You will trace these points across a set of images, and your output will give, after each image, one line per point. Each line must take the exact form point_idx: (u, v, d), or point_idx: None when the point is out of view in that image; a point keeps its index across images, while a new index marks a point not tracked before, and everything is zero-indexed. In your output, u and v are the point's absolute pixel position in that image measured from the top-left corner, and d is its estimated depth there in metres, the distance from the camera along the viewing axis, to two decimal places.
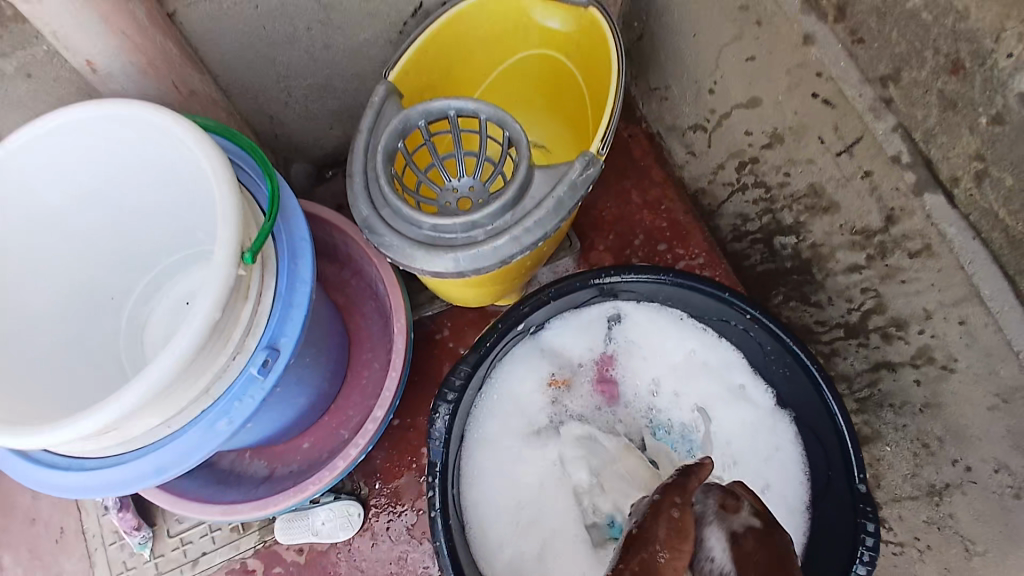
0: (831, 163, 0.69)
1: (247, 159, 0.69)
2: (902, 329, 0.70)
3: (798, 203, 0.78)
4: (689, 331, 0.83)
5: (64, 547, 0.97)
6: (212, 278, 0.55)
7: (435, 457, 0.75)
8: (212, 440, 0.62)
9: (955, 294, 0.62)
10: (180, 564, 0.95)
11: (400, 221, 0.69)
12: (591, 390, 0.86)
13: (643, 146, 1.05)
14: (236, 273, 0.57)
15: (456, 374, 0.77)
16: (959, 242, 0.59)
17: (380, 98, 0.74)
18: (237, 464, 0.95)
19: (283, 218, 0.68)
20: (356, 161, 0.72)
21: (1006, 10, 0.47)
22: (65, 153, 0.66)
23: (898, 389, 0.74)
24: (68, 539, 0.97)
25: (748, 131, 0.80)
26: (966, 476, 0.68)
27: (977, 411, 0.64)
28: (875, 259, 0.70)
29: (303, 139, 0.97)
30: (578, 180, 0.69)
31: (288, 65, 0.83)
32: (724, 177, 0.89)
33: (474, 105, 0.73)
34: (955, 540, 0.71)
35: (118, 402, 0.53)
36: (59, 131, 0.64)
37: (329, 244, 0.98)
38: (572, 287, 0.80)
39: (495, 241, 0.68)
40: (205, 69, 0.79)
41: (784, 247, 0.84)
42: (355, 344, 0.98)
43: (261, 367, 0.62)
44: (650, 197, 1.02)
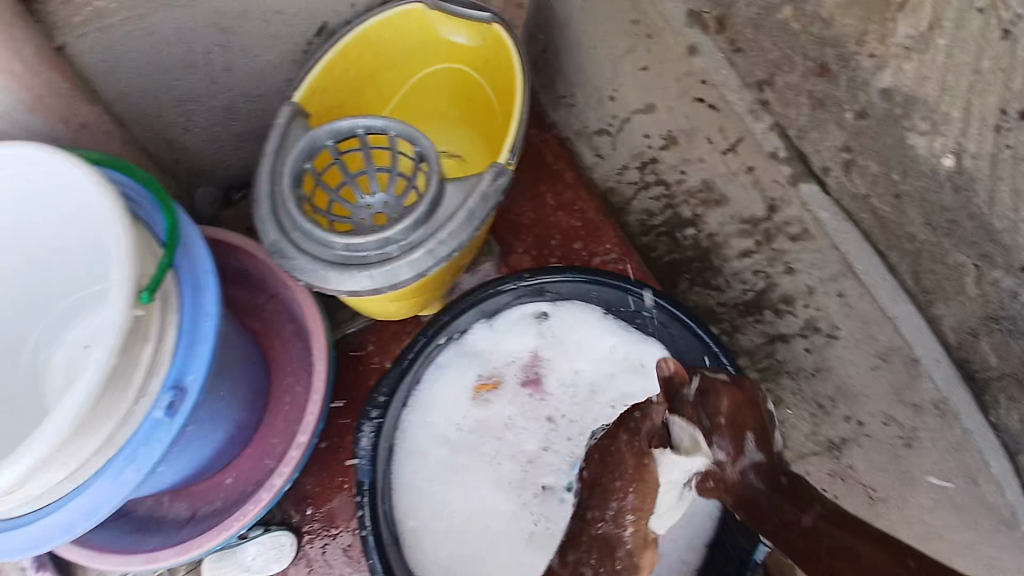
0: (719, 160, 0.77)
1: (138, 187, 0.66)
2: (790, 304, 0.79)
3: (694, 197, 0.85)
4: (613, 329, 0.88)
5: None
6: (108, 322, 0.53)
7: (363, 476, 0.79)
8: (120, 490, 0.60)
9: (831, 271, 0.71)
10: None
11: (311, 243, 0.69)
12: (518, 388, 0.89)
13: (554, 151, 1.08)
14: (133, 315, 0.55)
15: (379, 392, 0.80)
16: (832, 225, 0.67)
17: (285, 120, 0.75)
18: (158, 509, 0.91)
19: (183, 249, 0.66)
20: (260, 182, 0.71)
21: (866, 15, 0.55)
22: None
23: (791, 357, 0.83)
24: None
25: (647, 133, 0.87)
26: (860, 430, 0.78)
27: (862, 372, 0.74)
28: (763, 244, 0.78)
29: (206, 161, 0.94)
30: (488, 190, 0.72)
31: (187, 89, 0.80)
32: (629, 177, 0.96)
33: (384, 123, 0.73)
34: (858, 490, 0.81)
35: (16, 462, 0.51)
36: None
37: (237, 268, 0.95)
38: (492, 291, 0.84)
39: (411, 255, 0.69)
40: (96, 99, 0.75)
41: (685, 238, 0.91)
42: (275, 368, 0.96)
43: (166, 410, 0.60)
44: (564, 199, 1.06)
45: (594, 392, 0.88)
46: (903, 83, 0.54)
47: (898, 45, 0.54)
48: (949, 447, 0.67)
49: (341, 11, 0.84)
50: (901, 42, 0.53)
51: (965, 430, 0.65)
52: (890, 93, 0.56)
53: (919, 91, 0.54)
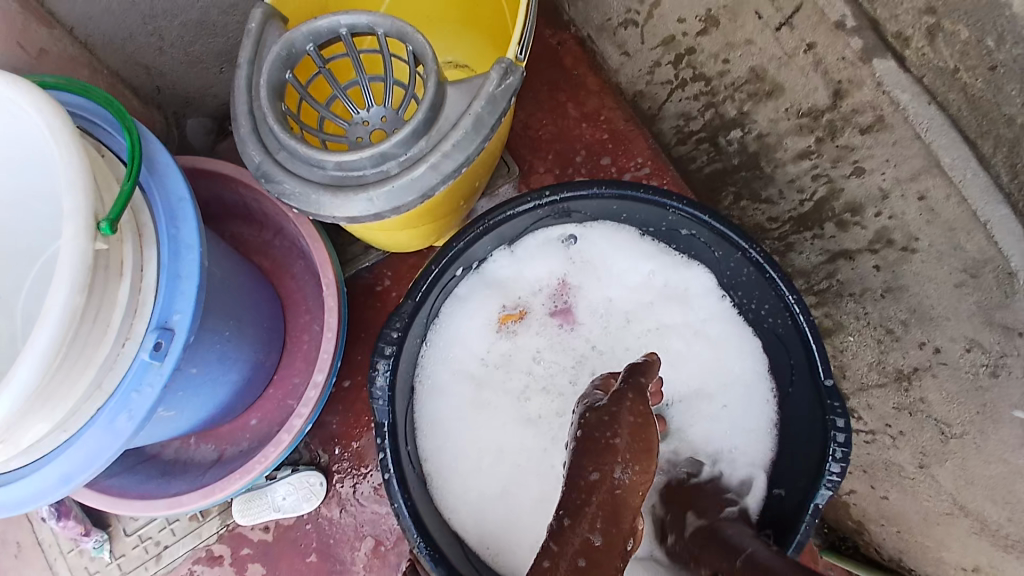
0: (772, 40, 0.64)
1: (99, 112, 0.59)
2: (858, 213, 0.67)
3: (740, 91, 0.72)
4: (650, 252, 0.78)
5: (22, 560, 0.91)
6: (66, 252, 0.46)
7: (383, 418, 0.70)
8: (116, 438, 0.55)
9: (912, 168, 0.59)
10: (144, 562, 0.89)
11: (299, 163, 0.60)
12: (546, 318, 0.80)
13: (574, 54, 0.96)
14: (95, 246, 0.48)
15: (391, 327, 0.70)
16: (913, 108, 0.56)
17: (258, 24, 0.64)
18: (182, 453, 0.89)
19: (154, 176, 0.59)
20: (237, 97, 0.62)
21: None
22: None
23: (857, 277, 0.72)
24: (27, 553, 0.91)
25: (681, 18, 0.73)
26: (935, 358, 0.67)
27: (942, 289, 0.63)
28: (825, 141, 0.66)
29: (190, 90, 0.88)
30: (496, 93, 0.61)
31: (155, 6, 0.74)
32: (661, 76, 0.83)
33: (368, 20, 0.63)
34: (929, 424, 0.70)
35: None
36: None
37: (238, 204, 0.89)
38: (508, 215, 0.73)
39: (412, 172, 0.60)
40: (55, 24, 0.70)
41: (730, 143, 0.79)
42: (290, 307, 0.92)
43: (153, 351, 0.55)
44: (588, 108, 0.94)
45: (629, 320, 0.78)
46: None
47: None
48: None
49: None
50: None
51: None
52: None
53: None
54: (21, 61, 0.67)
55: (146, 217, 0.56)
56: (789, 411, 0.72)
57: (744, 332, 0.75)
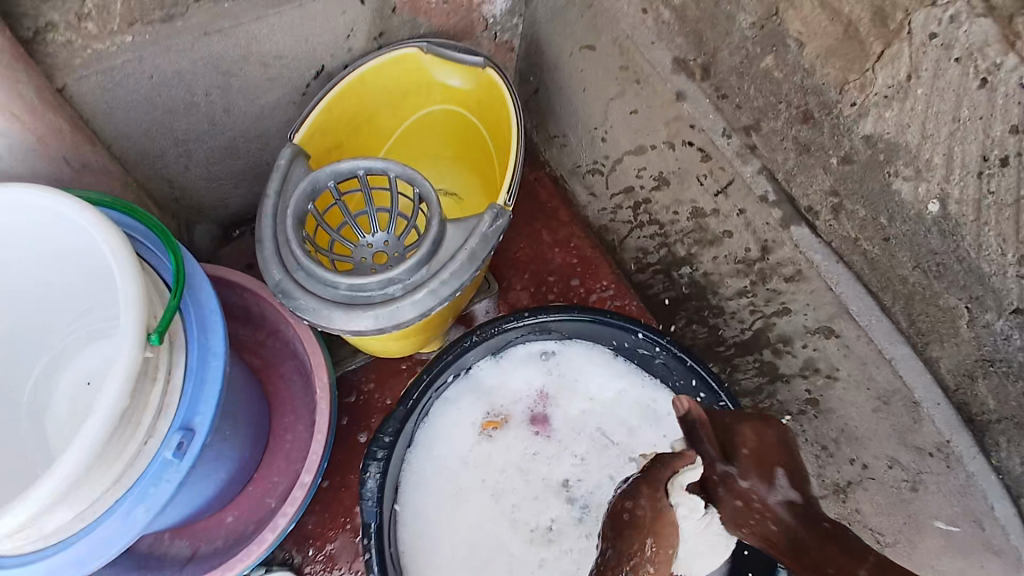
0: (711, 202, 0.77)
1: (144, 231, 0.67)
2: (789, 344, 0.78)
3: (689, 237, 0.85)
4: (621, 371, 0.88)
5: None
6: (120, 361, 0.53)
7: (370, 518, 0.75)
8: (130, 529, 0.59)
9: (828, 311, 0.70)
10: None
11: (316, 283, 0.70)
12: (523, 426, 0.87)
13: (548, 189, 1.10)
14: (143, 355, 0.55)
15: (384, 432, 0.77)
16: (825, 264, 0.68)
17: (286, 162, 0.76)
18: (157, 546, 0.91)
19: (190, 292, 0.66)
20: (265, 225, 0.72)
21: (847, 65, 0.59)
22: None
23: (792, 397, 0.82)
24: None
25: (639, 173, 0.87)
26: (864, 473, 0.77)
27: (862, 412, 0.73)
28: (758, 284, 0.78)
29: (206, 199, 0.97)
30: (488, 232, 0.73)
31: (187, 130, 0.83)
32: (622, 217, 0.97)
33: (382, 166, 0.75)
34: (866, 533, 0.79)
35: (27, 504, 0.50)
36: None
37: (240, 306, 0.96)
38: (494, 331, 0.83)
39: (413, 296, 0.70)
40: (97, 140, 0.78)
41: (682, 277, 0.91)
42: (277, 406, 0.97)
43: (176, 450, 0.60)
44: (559, 236, 1.07)
45: (602, 431, 0.86)
46: (886, 130, 0.59)
47: (878, 94, 0.58)
48: (954, 491, 0.67)
49: (337, 57, 0.86)
50: (880, 91, 0.58)
51: (968, 474, 0.65)
52: (873, 140, 0.60)
53: (901, 138, 0.58)
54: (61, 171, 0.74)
55: (179, 325, 0.63)
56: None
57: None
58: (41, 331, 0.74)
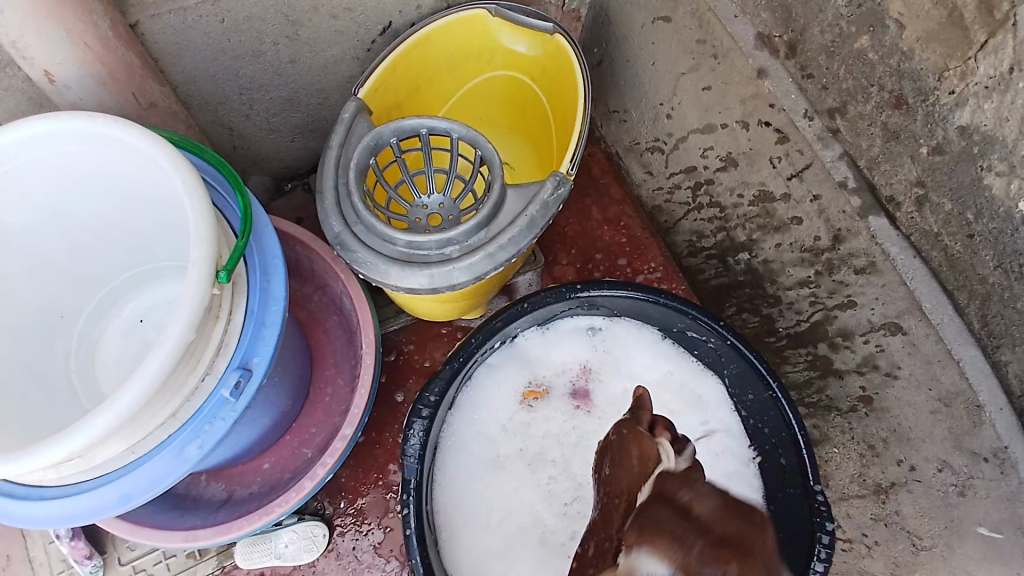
0: (783, 186, 0.75)
1: (213, 174, 0.66)
2: (848, 338, 0.76)
3: (751, 222, 0.83)
4: (669, 352, 0.87)
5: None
6: (188, 292, 0.53)
7: (411, 474, 0.74)
8: (181, 465, 0.58)
9: (896, 308, 0.68)
10: None
11: (374, 238, 0.69)
12: (564, 399, 0.86)
13: (602, 166, 1.08)
14: (211, 290, 0.54)
15: (430, 391, 0.76)
16: (901, 259, 0.66)
17: (350, 114, 0.75)
18: (192, 489, 0.91)
19: (254, 236, 0.65)
20: (326, 176, 0.71)
21: (948, 52, 0.57)
22: (55, 187, 0.65)
23: (844, 394, 0.80)
24: (15, 568, 0.91)
25: (704, 152, 0.85)
26: (911, 475, 0.74)
27: (919, 413, 0.71)
28: (823, 275, 0.75)
29: (261, 151, 0.96)
30: (550, 199, 0.71)
31: (251, 79, 0.82)
32: (679, 197, 0.94)
33: (447, 125, 0.74)
34: (902, 536, 0.75)
35: (89, 426, 0.49)
36: (52, 162, 0.63)
37: (289, 258, 0.96)
38: (546, 300, 0.82)
39: (470, 258, 0.69)
40: (164, 80, 0.77)
41: (738, 263, 0.89)
42: (318, 360, 0.97)
43: (233, 389, 0.59)
44: (609, 214, 1.05)
45: None
46: (983, 122, 0.57)
47: (978, 84, 0.56)
48: (1003, 498, 0.64)
49: (406, 13, 0.84)
50: (980, 81, 0.56)
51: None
52: (969, 131, 0.58)
53: (998, 131, 0.56)
54: (130, 108, 0.73)
55: (242, 267, 0.63)
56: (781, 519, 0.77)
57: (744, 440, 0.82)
58: (95, 266, 0.74)
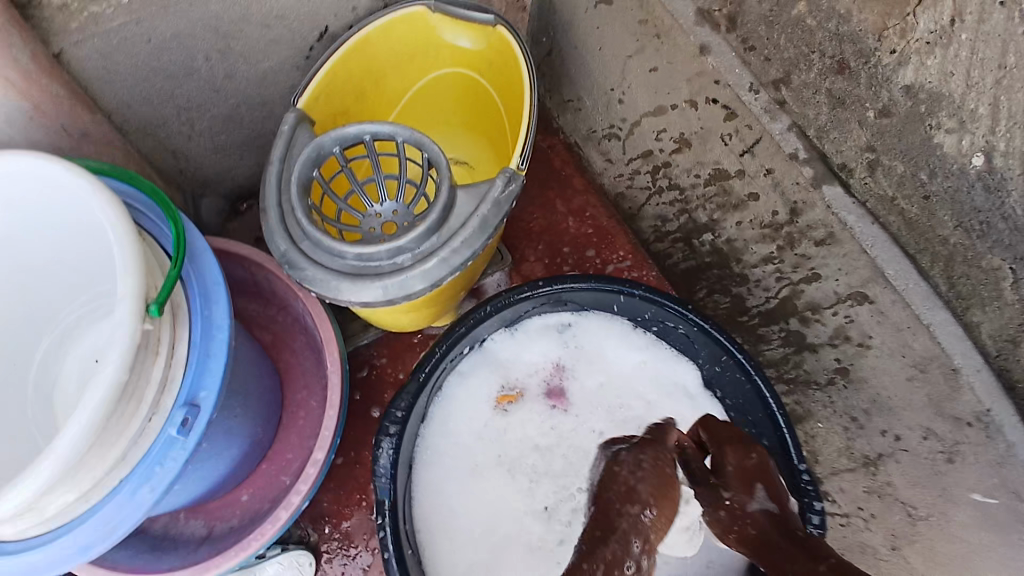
0: (736, 163, 0.73)
1: (147, 203, 0.65)
2: (818, 312, 0.75)
3: (711, 202, 0.81)
4: (642, 342, 0.85)
5: None
6: (117, 332, 0.51)
7: (384, 495, 0.72)
8: (135, 509, 0.57)
9: (861, 276, 0.66)
10: None
11: (321, 254, 0.67)
12: (538, 399, 0.85)
13: (563, 156, 1.07)
14: (142, 327, 0.52)
15: (396, 407, 0.74)
16: (858, 227, 0.64)
17: (290, 126, 0.73)
18: (172, 528, 0.90)
19: (192, 264, 0.64)
20: (268, 193, 0.69)
21: (887, 10, 0.55)
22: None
23: (820, 367, 0.79)
24: None
25: (658, 136, 0.83)
26: (896, 445, 0.73)
27: (896, 381, 0.70)
28: (785, 250, 0.74)
29: (210, 170, 0.95)
30: (500, 197, 0.70)
31: (189, 97, 0.81)
32: (639, 182, 0.93)
33: (389, 129, 0.72)
34: (897, 507, 0.75)
35: (26, 483, 0.48)
36: None
37: (249, 281, 0.94)
38: (509, 301, 0.80)
39: (423, 265, 0.67)
40: (97, 109, 0.76)
41: (703, 244, 0.87)
42: (288, 383, 0.96)
43: (181, 427, 0.57)
44: (574, 205, 1.04)
45: (621, 404, 0.83)
46: (927, 79, 0.55)
47: (919, 40, 0.54)
48: (992, 462, 0.63)
49: (343, 16, 0.83)
50: (921, 37, 0.53)
51: (1008, 443, 0.61)
52: (914, 90, 0.56)
53: (944, 88, 0.54)
54: (62, 141, 0.72)
55: (182, 298, 0.61)
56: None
57: (726, 425, 0.80)
58: (45, 309, 0.72)
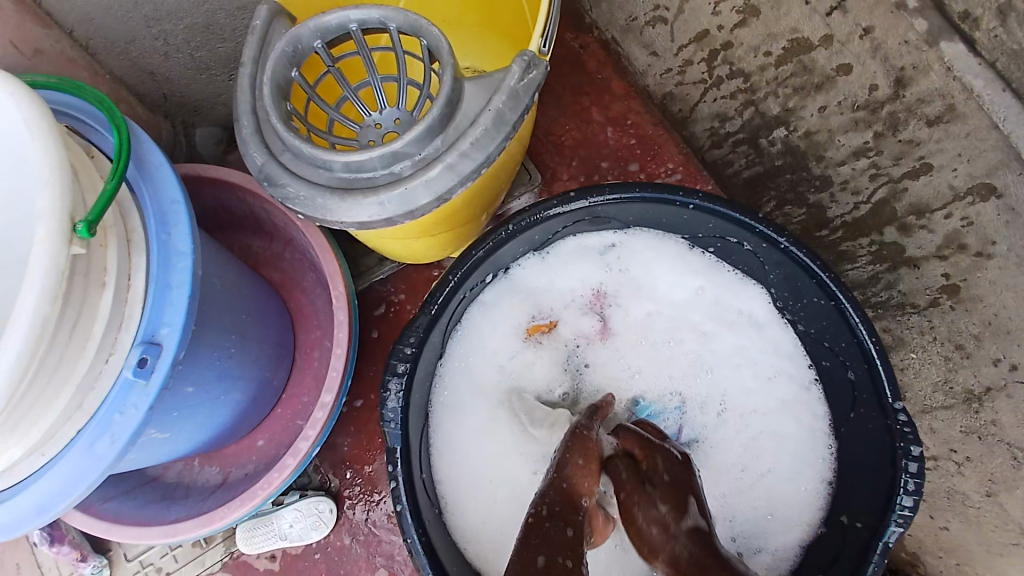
0: (821, 28, 0.58)
1: (94, 113, 0.54)
2: (924, 216, 0.60)
3: (784, 85, 0.66)
4: (702, 264, 0.71)
5: None
6: (38, 256, 0.40)
7: (395, 443, 0.62)
8: (99, 464, 0.49)
9: (987, 162, 0.52)
10: None
11: (305, 165, 0.55)
12: (571, 334, 0.74)
13: (598, 57, 0.90)
14: (70, 250, 0.42)
15: (406, 342, 0.63)
16: (987, 96, 0.50)
17: (263, 21, 0.60)
18: (186, 474, 0.83)
19: (148, 181, 0.54)
20: (240, 101, 0.58)
21: None
22: None
23: (921, 287, 0.64)
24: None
25: (715, 10, 0.68)
26: (1010, 376, 0.60)
27: (1021, 299, 0.56)
28: (885, 136, 0.60)
29: (199, 95, 0.83)
30: (518, 87, 0.56)
31: (156, 6, 0.68)
32: (692, 74, 0.78)
33: (379, 15, 0.58)
34: (1001, 449, 0.64)
35: None
36: None
37: (246, 212, 0.83)
38: (538, 217, 0.66)
39: (426, 174, 0.55)
40: (54, 24, 0.66)
41: (773, 144, 0.72)
42: (300, 322, 0.86)
43: (137, 368, 0.49)
44: (613, 112, 0.89)
45: (670, 338, 0.72)
46: None
47: None
48: None
49: None
50: None
51: None
52: None
53: None
54: (15, 62, 0.62)
55: (135, 220, 0.51)
56: (848, 448, 0.65)
57: (803, 359, 0.68)
58: None
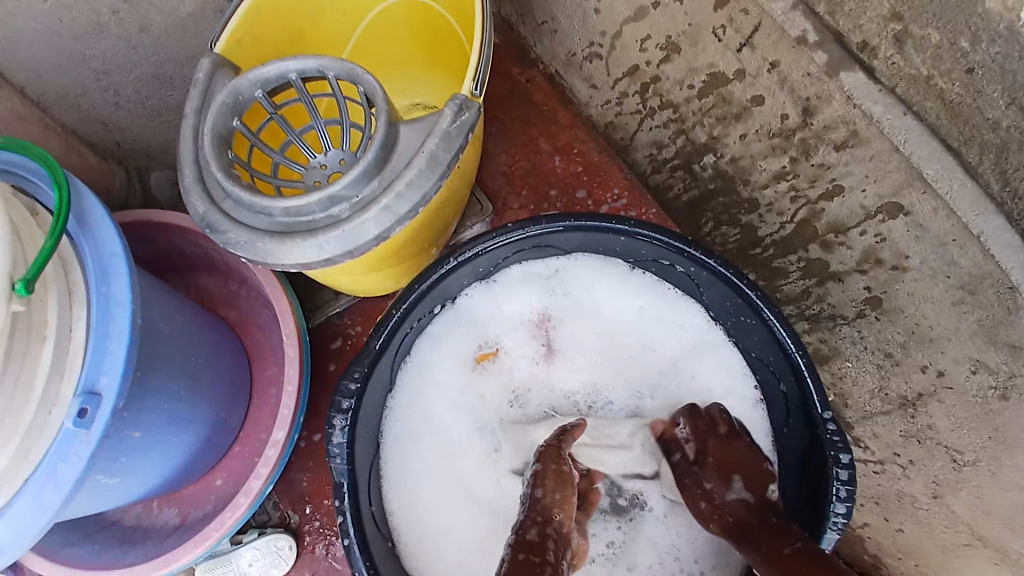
0: (734, 62, 0.62)
1: (37, 168, 0.56)
2: (842, 233, 0.64)
3: (709, 115, 0.70)
4: (643, 287, 0.73)
5: None
6: None
7: (341, 477, 0.65)
8: (45, 516, 0.49)
9: (892, 183, 0.56)
10: None
11: (244, 211, 0.57)
12: (518, 359, 0.75)
13: (543, 90, 0.94)
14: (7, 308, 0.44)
15: (350, 378, 0.66)
16: (888, 120, 0.52)
17: (205, 74, 0.63)
18: (145, 517, 0.83)
19: (89, 234, 0.55)
20: (183, 149, 0.60)
21: None
22: None
23: (847, 299, 0.68)
24: None
25: (642, 45, 0.71)
26: (939, 382, 0.62)
27: (940, 310, 0.58)
28: (800, 160, 0.63)
29: (153, 140, 0.85)
30: (451, 129, 0.59)
31: (104, 59, 0.71)
32: (629, 105, 0.81)
33: (316, 64, 0.61)
34: (939, 452, 0.66)
35: None
36: None
37: (200, 254, 0.85)
38: (477, 250, 0.69)
39: (362, 216, 0.57)
40: (4, 82, 0.67)
41: (705, 168, 0.76)
42: (256, 360, 0.87)
43: (78, 419, 0.49)
44: (560, 142, 0.92)
45: (613, 360, 0.74)
46: None
47: None
48: None
49: None
50: None
51: None
52: None
53: None
54: None
55: (75, 273, 0.53)
56: (790, 462, 0.66)
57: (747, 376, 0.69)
58: None
